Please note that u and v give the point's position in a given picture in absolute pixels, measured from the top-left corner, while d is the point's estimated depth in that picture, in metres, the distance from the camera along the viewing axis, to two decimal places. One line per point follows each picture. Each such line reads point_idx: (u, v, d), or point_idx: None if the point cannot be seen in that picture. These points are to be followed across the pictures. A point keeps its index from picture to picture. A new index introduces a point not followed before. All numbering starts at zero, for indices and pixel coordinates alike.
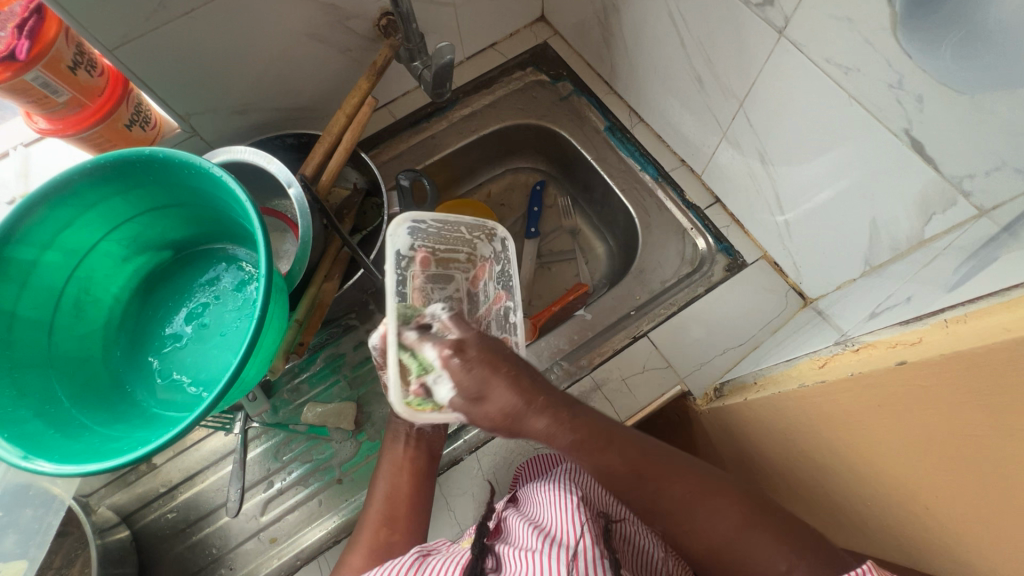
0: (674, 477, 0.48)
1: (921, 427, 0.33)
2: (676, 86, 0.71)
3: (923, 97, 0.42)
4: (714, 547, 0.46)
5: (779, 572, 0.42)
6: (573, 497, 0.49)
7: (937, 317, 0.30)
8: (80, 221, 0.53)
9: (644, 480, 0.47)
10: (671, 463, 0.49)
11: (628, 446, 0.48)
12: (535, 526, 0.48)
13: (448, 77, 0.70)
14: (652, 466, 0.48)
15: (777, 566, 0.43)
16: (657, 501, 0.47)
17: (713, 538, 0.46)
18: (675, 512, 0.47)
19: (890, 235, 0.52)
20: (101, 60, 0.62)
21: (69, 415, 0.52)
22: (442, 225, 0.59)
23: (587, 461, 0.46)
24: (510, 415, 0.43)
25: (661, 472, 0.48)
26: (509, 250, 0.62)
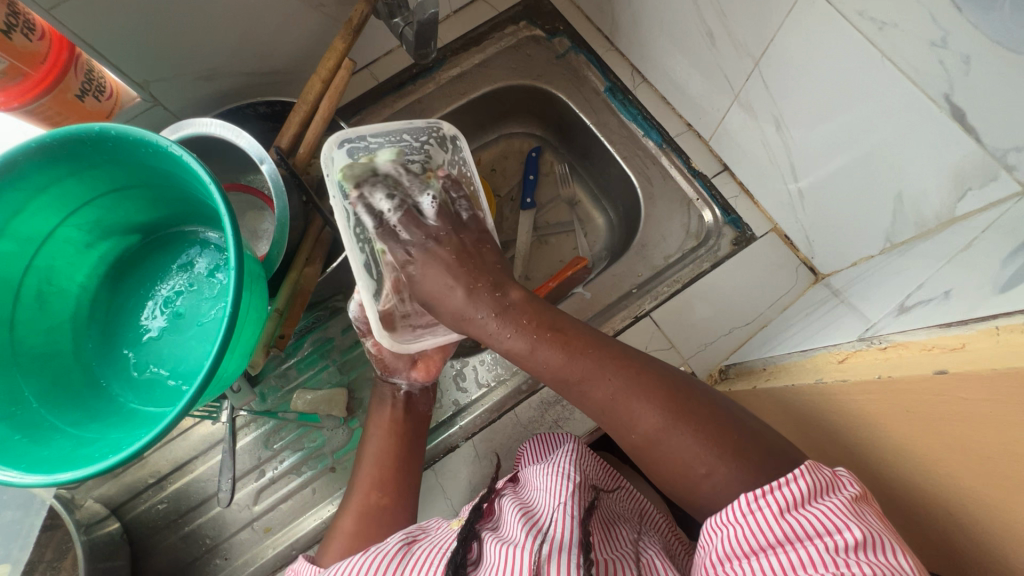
0: (603, 379, 0.45)
1: (956, 437, 0.30)
2: (684, 43, 0.64)
3: (970, 57, 0.37)
4: (638, 443, 0.45)
5: (699, 476, 0.43)
6: (570, 491, 0.47)
7: (987, 323, 0.27)
8: (32, 206, 0.48)
9: (578, 388, 0.46)
10: (607, 367, 0.46)
11: (565, 342, 0.47)
12: (525, 518, 0.46)
13: (432, 34, 0.63)
14: (581, 372, 0.46)
15: (694, 470, 0.43)
16: (595, 407, 0.46)
17: (636, 434, 0.45)
18: (609, 411, 0.46)
19: (916, 211, 0.48)
20: (41, 21, 0.55)
21: (38, 417, 0.49)
22: (380, 137, 0.55)
23: (530, 365, 0.48)
24: (459, 316, 0.50)
25: (590, 376, 0.46)
26: (463, 150, 0.59)
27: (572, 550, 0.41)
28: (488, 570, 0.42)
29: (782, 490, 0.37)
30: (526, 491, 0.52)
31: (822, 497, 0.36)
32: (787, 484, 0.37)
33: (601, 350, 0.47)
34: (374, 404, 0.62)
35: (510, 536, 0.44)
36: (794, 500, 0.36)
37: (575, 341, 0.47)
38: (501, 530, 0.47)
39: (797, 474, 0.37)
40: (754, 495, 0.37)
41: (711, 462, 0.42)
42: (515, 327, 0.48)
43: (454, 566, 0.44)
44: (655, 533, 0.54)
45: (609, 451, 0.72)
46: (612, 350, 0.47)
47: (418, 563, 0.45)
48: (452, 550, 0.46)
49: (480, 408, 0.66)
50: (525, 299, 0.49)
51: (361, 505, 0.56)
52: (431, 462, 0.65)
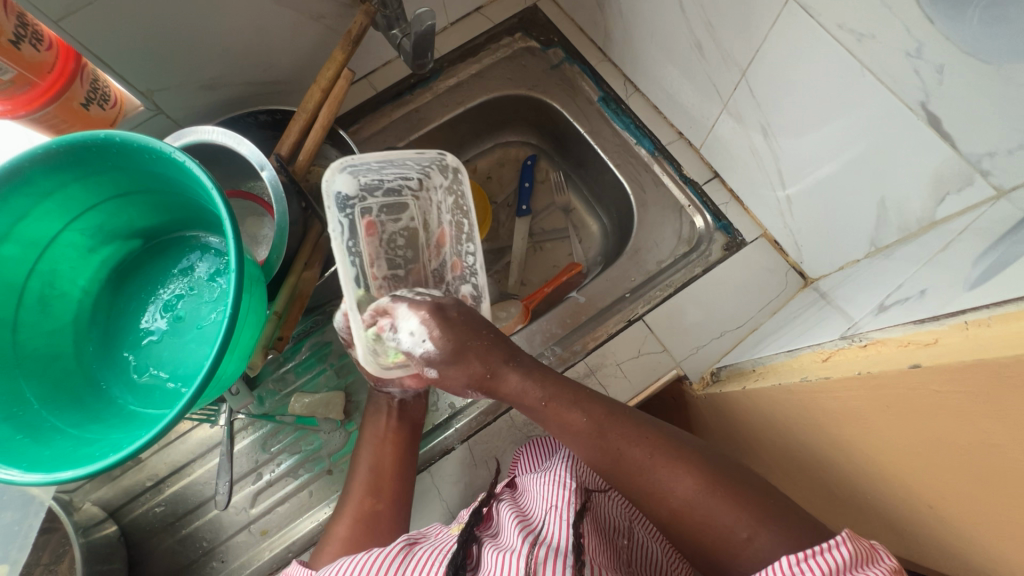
0: (641, 439, 0.48)
1: (930, 427, 0.31)
2: (674, 53, 0.66)
3: (943, 67, 0.39)
4: (675, 509, 0.46)
5: (741, 540, 0.43)
6: (566, 497, 0.48)
7: (956, 318, 0.28)
8: (36, 211, 0.49)
9: (613, 448, 0.48)
10: (639, 433, 0.49)
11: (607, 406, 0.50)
12: (522, 525, 0.47)
13: (428, 45, 0.65)
14: (619, 429, 0.49)
15: (738, 533, 0.43)
16: (629, 467, 0.48)
17: (672, 500, 0.46)
18: (644, 473, 0.47)
19: (899, 216, 0.50)
20: (48, 32, 0.56)
21: (39, 418, 0.50)
22: (382, 160, 0.55)
23: (566, 423, 0.49)
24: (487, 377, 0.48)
25: (630, 434, 0.48)
26: (463, 183, 0.58)
27: (565, 554, 0.41)
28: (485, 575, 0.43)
29: (822, 556, 0.35)
30: (524, 499, 0.53)
31: (864, 567, 0.35)
32: (830, 548, 0.35)
33: (632, 420, 0.50)
34: (370, 413, 0.63)
35: (508, 542, 0.45)
36: (837, 566, 0.35)
37: (609, 407, 0.50)
38: (500, 536, 0.48)
39: (838, 541, 0.36)
40: (795, 559, 0.36)
41: (751, 526, 0.43)
42: (555, 382, 0.50)
43: (454, 567, 0.45)
44: (652, 539, 0.54)
45: None
46: (641, 420, 0.50)
47: (419, 564, 0.46)
48: (452, 553, 0.46)
49: (475, 411, 0.67)
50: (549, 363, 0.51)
51: (356, 513, 0.57)
52: (427, 464, 0.65)
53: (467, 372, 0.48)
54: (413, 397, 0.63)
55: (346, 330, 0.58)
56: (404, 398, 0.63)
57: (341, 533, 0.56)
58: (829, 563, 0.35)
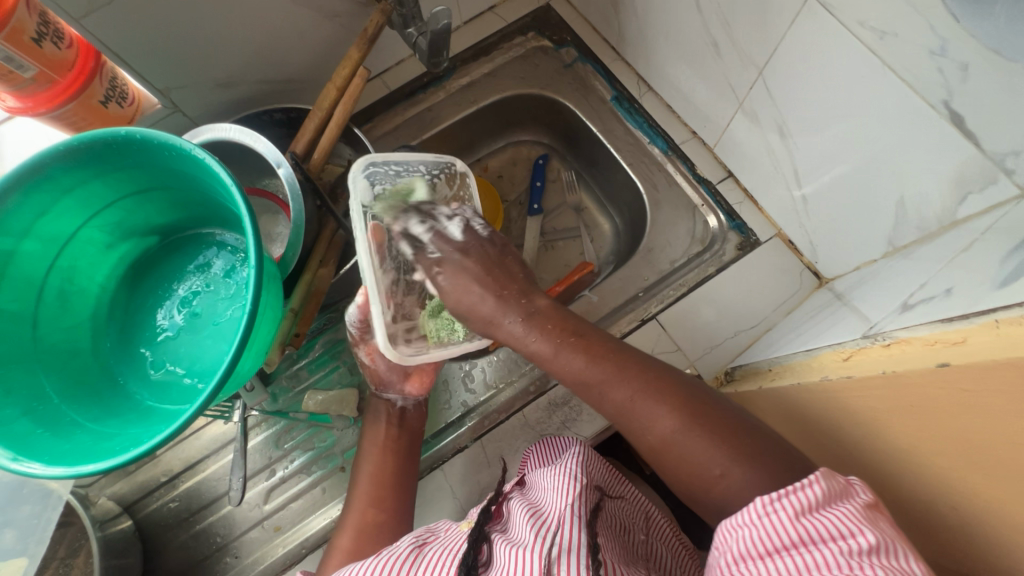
0: (623, 379, 0.47)
1: (957, 429, 0.31)
2: (690, 52, 0.66)
3: (968, 65, 0.38)
4: (653, 445, 0.46)
5: (714, 477, 0.43)
6: (577, 490, 0.47)
7: (986, 317, 0.28)
8: (57, 207, 0.50)
9: (598, 391, 0.47)
10: (627, 370, 0.47)
11: (587, 348, 0.48)
12: (534, 519, 0.46)
13: (444, 44, 0.65)
14: (602, 372, 0.47)
15: (710, 471, 0.43)
16: (612, 409, 0.47)
17: (651, 436, 0.46)
18: (626, 413, 0.47)
19: (918, 216, 0.49)
20: (69, 29, 0.57)
21: (59, 413, 0.50)
22: (400, 167, 0.57)
23: (551, 366, 0.49)
24: (486, 320, 0.51)
25: (611, 375, 0.47)
26: (471, 187, 0.61)
27: (577, 553, 0.41)
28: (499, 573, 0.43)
29: (796, 495, 0.36)
30: (533, 493, 0.52)
31: (837, 502, 0.36)
32: (802, 487, 0.36)
33: (622, 358, 0.48)
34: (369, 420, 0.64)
35: (521, 538, 0.45)
36: (806, 504, 0.36)
37: (594, 343, 0.49)
38: (511, 532, 0.47)
39: (810, 479, 0.37)
40: (768, 498, 0.37)
41: (725, 464, 0.42)
42: (542, 329, 0.49)
43: (466, 567, 0.44)
44: (659, 539, 0.55)
45: (614, 452, 0.72)
46: (633, 358, 0.49)
47: (430, 566, 0.46)
48: (463, 553, 0.46)
49: (488, 409, 0.68)
50: (550, 307, 0.51)
51: (358, 525, 0.56)
52: (440, 462, 0.65)
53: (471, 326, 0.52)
54: (412, 405, 0.64)
55: (359, 321, 0.60)
56: (404, 403, 0.64)
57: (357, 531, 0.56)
58: (799, 501, 0.36)
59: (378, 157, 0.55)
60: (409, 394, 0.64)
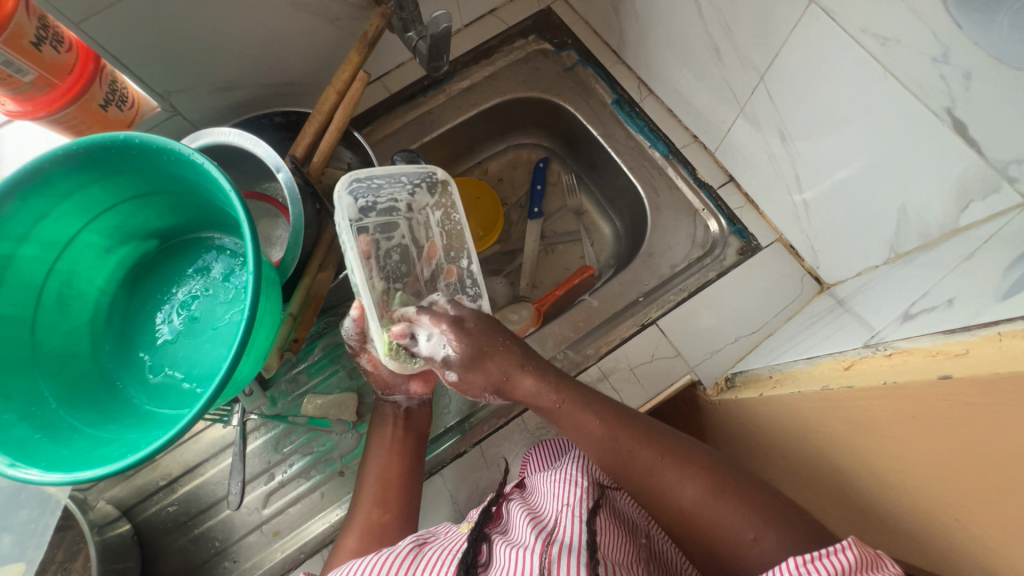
0: (651, 442, 0.50)
1: (959, 439, 0.31)
2: (691, 56, 0.66)
3: (971, 73, 0.38)
4: (683, 510, 0.47)
5: (747, 540, 0.43)
6: (577, 496, 0.47)
7: (989, 329, 0.28)
8: (56, 212, 0.50)
9: (625, 454, 0.49)
10: (645, 436, 0.50)
11: (615, 417, 0.51)
12: (534, 521, 0.46)
13: (444, 48, 0.65)
14: (630, 436, 0.50)
15: (744, 534, 0.44)
16: (638, 475, 0.49)
17: (681, 501, 0.47)
18: (654, 478, 0.48)
19: (920, 223, 0.49)
20: (68, 33, 0.57)
21: (57, 417, 0.50)
22: (382, 179, 0.56)
23: (572, 426, 0.51)
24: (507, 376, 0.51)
25: (641, 437, 0.50)
26: (454, 195, 0.60)
27: (579, 551, 0.41)
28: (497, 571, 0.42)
29: (825, 561, 0.35)
30: (534, 497, 0.52)
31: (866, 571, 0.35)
32: (833, 552, 0.35)
33: (651, 429, 0.51)
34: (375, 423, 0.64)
35: (520, 538, 0.44)
36: (839, 570, 0.35)
37: (620, 413, 0.52)
38: (510, 533, 0.47)
39: (840, 546, 0.36)
40: (801, 560, 0.36)
41: (758, 528, 0.43)
42: (568, 391, 0.51)
43: (465, 566, 0.44)
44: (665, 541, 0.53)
45: None
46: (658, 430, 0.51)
47: (429, 564, 0.45)
48: (462, 552, 0.46)
49: (486, 414, 0.67)
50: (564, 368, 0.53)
51: (364, 525, 0.56)
52: (439, 467, 0.65)
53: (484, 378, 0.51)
54: (416, 405, 0.65)
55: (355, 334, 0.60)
56: (408, 405, 0.64)
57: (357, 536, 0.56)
58: (831, 567, 0.35)
59: (359, 175, 0.54)
60: (413, 393, 0.64)
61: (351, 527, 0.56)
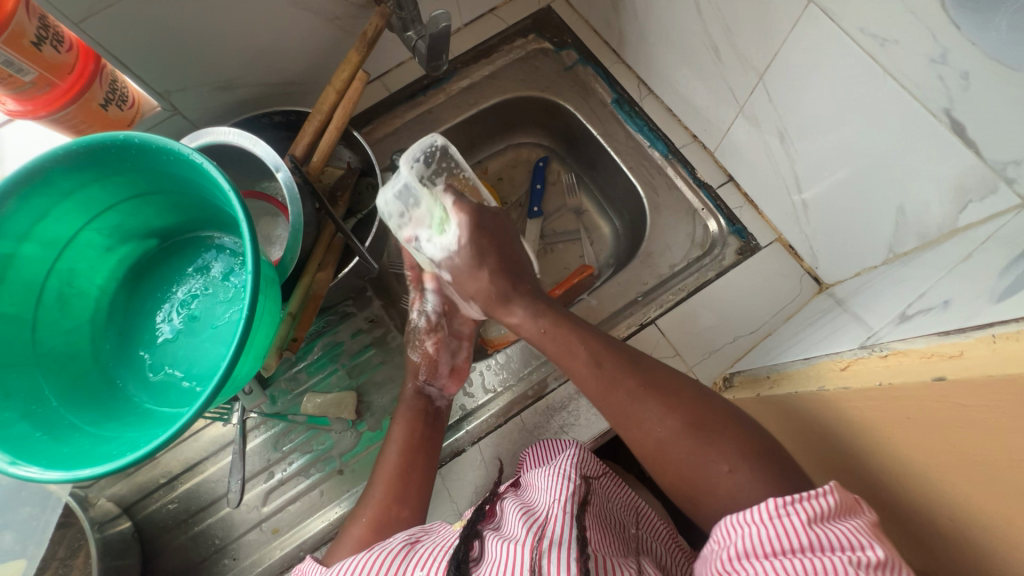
0: (632, 372, 0.51)
1: (956, 442, 0.31)
2: (690, 55, 0.65)
3: (969, 73, 0.38)
4: (658, 440, 0.49)
5: (722, 473, 0.46)
6: (568, 489, 0.47)
7: (984, 331, 0.28)
8: (56, 211, 0.50)
9: (606, 388, 0.51)
10: (628, 363, 0.52)
11: (600, 346, 0.53)
12: (525, 516, 0.46)
13: (443, 47, 0.65)
14: (615, 366, 0.52)
15: (719, 467, 0.46)
16: (615, 407, 0.51)
17: (658, 432, 0.49)
18: (633, 404, 0.50)
19: (918, 223, 0.49)
20: (68, 33, 0.57)
21: (57, 416, 0.50)
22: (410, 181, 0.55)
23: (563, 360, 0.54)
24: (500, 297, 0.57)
25: (621, 370, 0.52)
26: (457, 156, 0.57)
27: (567, 547, 0.41)
28: (488, 565, 0.43)
29: (806, 503, 0.38)
30: (527, 494, 0.52)
31: (843, 516, 0.37)
32: (814, 497, 0.38)
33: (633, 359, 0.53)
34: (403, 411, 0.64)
35: (511, 533, 0.45)
36: (817, 513, 0.37)
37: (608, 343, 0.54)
38: (502, 528, 0.47)
39: (823, 490, 0.38)
40: (782, 501, 0.38)
41: (734, 461, 0.46)
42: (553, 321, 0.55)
43: (455, 562, 0.44)
44: (653, 535, 0.55)
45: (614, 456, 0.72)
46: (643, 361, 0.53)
47: (421, 561, 0.45)
48: (453, 548, 0.46)
49: (487, 413, 0.67)
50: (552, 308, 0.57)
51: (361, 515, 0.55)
52: (438, 466, 0.65)
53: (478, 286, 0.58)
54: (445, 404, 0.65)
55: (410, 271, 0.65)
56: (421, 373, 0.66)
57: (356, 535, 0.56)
58: (811, 509, 0.38)
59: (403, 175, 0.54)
60: (445, 391, 0.65)
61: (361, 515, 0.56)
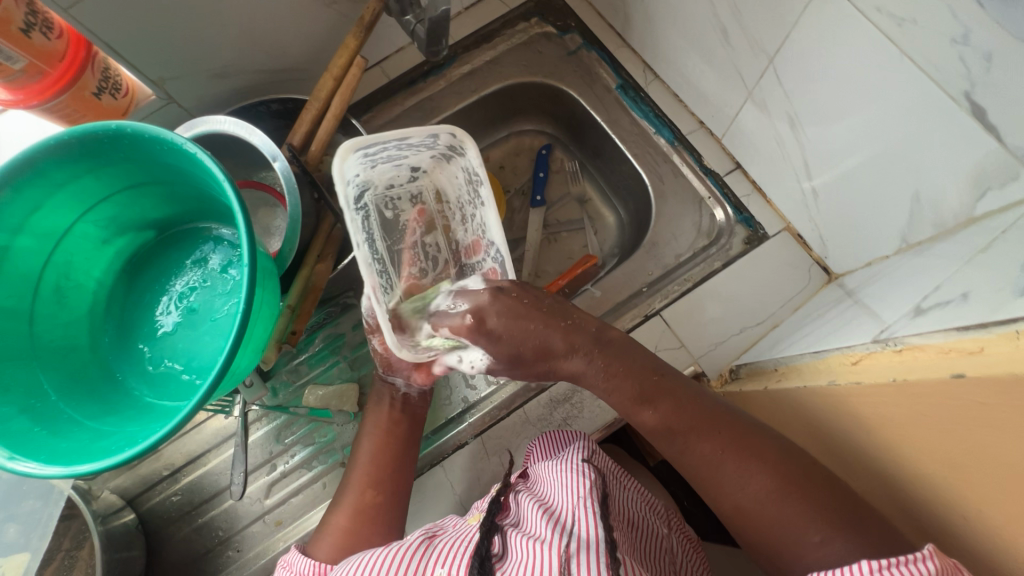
0: (711, 434, 0.46)
1: (973, 440, 0.30)
2: (698, 38, 0.63)
3: (992, 55, 0.36)
4: (740, 506, 0.45)
5: (811, 543, 0.42)
6: (587, 487, 0.47)
7: (1005, 326, 0.27)
8: (50, 203, 0.49)
9: (681, 442, 0.47)
10: (711, 430, 0.46)
11: (671, 397, 0.47)
12: (546, 513, 0.46)
13: (443, 32, 0.63)
14: (687, 423, 0.47)
15: (808, 536, 0.42)
16: (696, 463, 0.47)
17: (741, 497, 0.45)
18: (713, 468, 0.46)
19: (934, 212, 0.47)
20: (58, 19, 0.56)
21: (56, 410, 0.50)
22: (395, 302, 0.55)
23: (630, 414, 0.48)
24: (548, 362, 0.47)
25: (700, 429, 0.46)
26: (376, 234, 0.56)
27: (596, 548, 0.41)
28: (514, 564, 0.42)
29: (903, 568, 0.34)
30: (540, 487, 0.52)
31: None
32: (914, 561, 0.34)
33: (709, 410, 0.47)
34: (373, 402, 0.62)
35: (534, 529, 0.44)
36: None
37: (679, 397, 0.48)
38: (522, 524, 0.47)
39: (924, 555, 0.34)
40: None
41: (772, 514, 0.43)
42: (622, 375, 0.47)
43: (478, 558, 0.43)
44: (670, 530, 0.56)
45: (617, 448, 0.72)
46: (722, 414, 0.47)
47: (441, 556, 0.45)
48: (475, 543, 0.45)
49: (488, 405, 0.67)
50: (620, 342, 0.49)
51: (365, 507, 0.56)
52: (440, 458, 0.65)
53: (525, 364, 0.47)
54: (416, 394, 0.62)
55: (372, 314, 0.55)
56: (407, 391, 0.62)
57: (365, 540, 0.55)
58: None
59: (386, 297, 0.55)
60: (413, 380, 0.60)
61: (341, 506, 0.56)
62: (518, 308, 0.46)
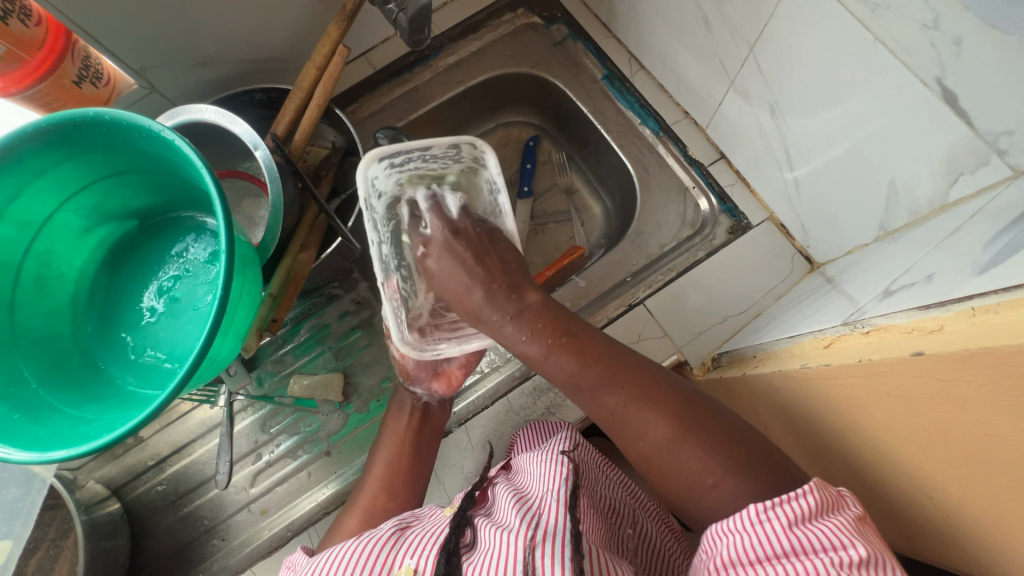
0: (614, 387, 0.48)
1: (938, 417, 0.30)
2: (680, 27, 0.63)
3: (962, 39, 0.36)
4: (647, 453, 0.47)
5: (706, 487, 0.44)
6: (561, 476, 0.47)
7: (963, 305, 0.27)
8: (29, 191, 0.49)
9: (590, 394, 0.48)
10: (614, 382, 0.48)
11: (579, 351, 0.49)
12: (518, 504, 0.46)
13: (426, 21, 0.63)
14: (594, 378, 0.48)
15: (704, 480, 0.44)
16: (606, 413, 0.48)
17: (643, 445, 0.47)
18: (619, 419, 0.48)
19: (909, 198, 0.48)
20: (37, 7, 0.55)
21: (36, 398, 0.50)
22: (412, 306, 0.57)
23: (544, 368, 0.50)
24: (473, 314, 0.53)
25: (605, 383, 0.48)
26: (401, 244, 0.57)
27: (561, 539, 0.40)
28: (482, 556, 0.42)
29: (788, 504, 0.38)
30: (519, 479, 0.52)
31: (829, 514, 0.37)
32: (794, 498, 0.38)
33: (615, 361, 0.49)
34: (392, 409, 0.63)
35: (504, 520, 0.44)
36: (799, 514, 0.37)
37: (592, 350, 0.49)
38: (494, 515, 0.47)
39: (805, 490, 0.38)
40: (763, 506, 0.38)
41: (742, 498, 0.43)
42: (532, 330, 0.50)
43: (446, 552, 0.44)
44: (648, 518, 0.56)
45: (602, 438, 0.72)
46: (629, 364, 0.49)
47: (412, 547, 0.45)
48: (444, 538, 0.45)
49: (473, 395, 0.67)
50: (541, 304, 0.52)
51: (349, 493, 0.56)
52: None
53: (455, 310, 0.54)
54: (436, 403, 0.62)
55: None
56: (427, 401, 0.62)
57: (350, 530, 0.55)
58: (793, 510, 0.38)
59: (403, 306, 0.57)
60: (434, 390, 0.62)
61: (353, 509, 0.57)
62: (454, 249, 0.54)
